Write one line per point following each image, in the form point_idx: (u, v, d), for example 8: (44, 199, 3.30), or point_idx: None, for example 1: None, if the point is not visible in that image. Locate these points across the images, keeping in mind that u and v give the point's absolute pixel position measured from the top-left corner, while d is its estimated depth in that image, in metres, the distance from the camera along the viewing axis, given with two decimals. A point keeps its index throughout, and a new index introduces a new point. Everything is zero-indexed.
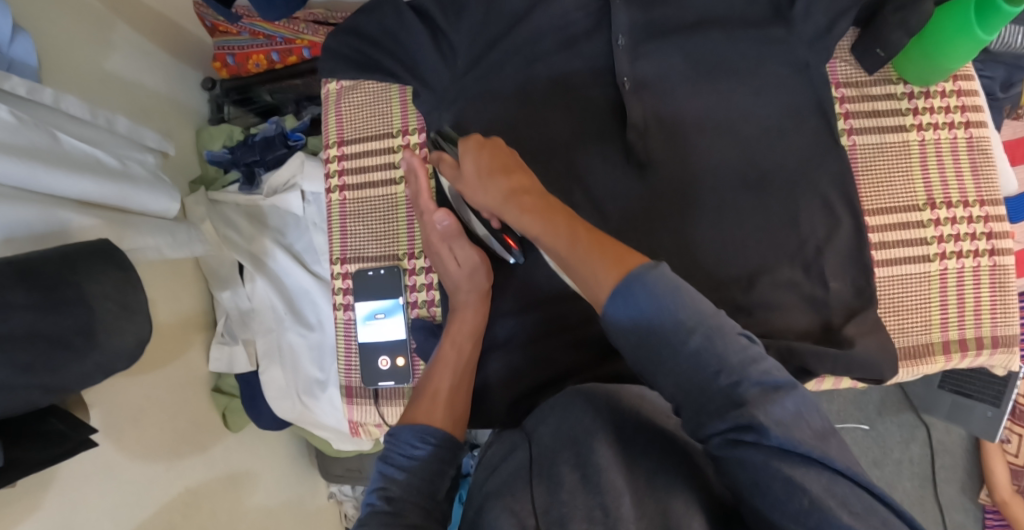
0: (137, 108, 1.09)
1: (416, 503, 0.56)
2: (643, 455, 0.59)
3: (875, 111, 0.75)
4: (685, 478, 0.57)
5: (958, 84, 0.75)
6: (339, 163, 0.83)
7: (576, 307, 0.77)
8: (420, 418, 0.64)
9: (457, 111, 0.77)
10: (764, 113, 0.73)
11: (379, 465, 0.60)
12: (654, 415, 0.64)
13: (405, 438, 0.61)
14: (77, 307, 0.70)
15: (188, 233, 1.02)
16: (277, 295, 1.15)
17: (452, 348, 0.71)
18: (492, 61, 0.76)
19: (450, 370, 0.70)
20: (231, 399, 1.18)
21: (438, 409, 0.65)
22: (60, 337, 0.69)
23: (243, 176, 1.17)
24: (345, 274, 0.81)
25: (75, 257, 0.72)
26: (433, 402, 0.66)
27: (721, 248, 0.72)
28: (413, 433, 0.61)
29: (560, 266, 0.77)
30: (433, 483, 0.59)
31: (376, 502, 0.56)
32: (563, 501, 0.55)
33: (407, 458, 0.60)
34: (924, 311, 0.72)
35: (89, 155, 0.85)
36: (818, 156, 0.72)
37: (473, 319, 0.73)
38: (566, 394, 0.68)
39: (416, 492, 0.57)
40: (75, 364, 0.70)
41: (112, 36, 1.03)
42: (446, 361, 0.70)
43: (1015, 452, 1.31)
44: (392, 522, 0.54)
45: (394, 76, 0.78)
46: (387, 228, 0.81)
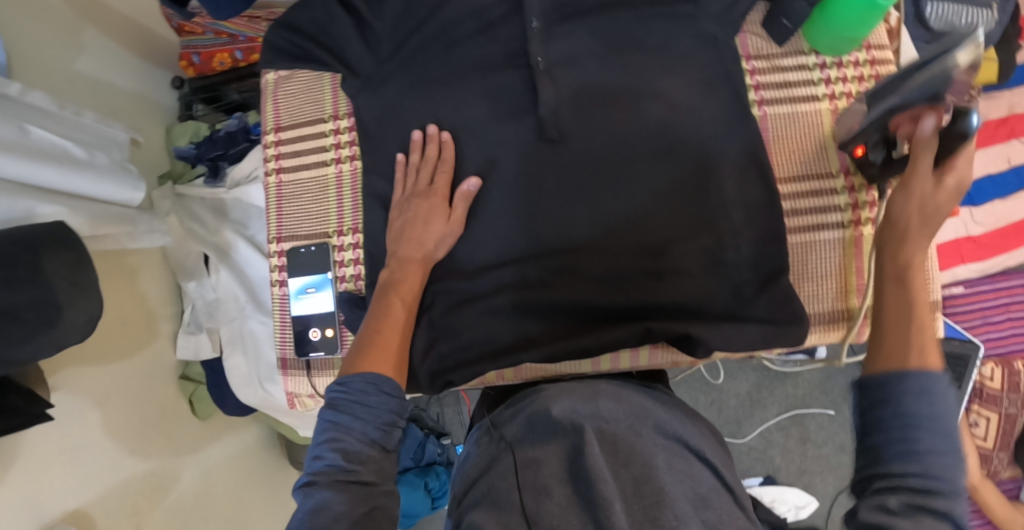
0: (105, 105, 1.13)
1: (372, 457, 0.59)
2: (640, 448, 0.59)
3: (786, 82, 0.78)
4: (675, 479, 0.56)
5: (872, 53, 0.78)
6: (276, 148, 0.87)
7: (489, 276, 0.78)
8: (369, 367, 0.65)
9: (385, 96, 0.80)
10: (678, 88, 0.75)
11: (328, 412, 0.62)
12: (635, 417, 0.63)
13: (361, 389, 0.63)
14: (30, 287, 0.76)
15: (150, 222, 1.06)
16: (240, 285, 1.19)
17: (401, 306, 0.73)
18: (414, 47, 0.79)
19: (399, 330, 0.71)
20: (198, 385, 1.21)
21: (388, 363, 0.67)
22: (11, 310, 0.73)
23: (208, 170, 1.21)
24: (280, 252, 0.85)
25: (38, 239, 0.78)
26: (385, 355, 0.67)
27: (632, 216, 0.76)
28: (363, 381, 0.63)
29: (481, 239, 0.79)
30: (387, 435, 0.61)
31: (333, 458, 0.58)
32: (552, 513, 0.54)
33: (362, 409, 0.61)
34: (840, 277, 0.75)
35: (58, 146, 0.90)
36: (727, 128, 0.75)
37: (417, 281, 0.75)
38: (558, 400, 0.65)
39: (369, 444, 0.60)
40: (30, 340, 0.74)
41: (82, 37, 1.08)
42: (396, 319, 0.72)
43: (983, 436, 1.31)
44: (346, 479, 0.56)
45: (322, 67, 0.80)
46: (318, 208, 0.84)
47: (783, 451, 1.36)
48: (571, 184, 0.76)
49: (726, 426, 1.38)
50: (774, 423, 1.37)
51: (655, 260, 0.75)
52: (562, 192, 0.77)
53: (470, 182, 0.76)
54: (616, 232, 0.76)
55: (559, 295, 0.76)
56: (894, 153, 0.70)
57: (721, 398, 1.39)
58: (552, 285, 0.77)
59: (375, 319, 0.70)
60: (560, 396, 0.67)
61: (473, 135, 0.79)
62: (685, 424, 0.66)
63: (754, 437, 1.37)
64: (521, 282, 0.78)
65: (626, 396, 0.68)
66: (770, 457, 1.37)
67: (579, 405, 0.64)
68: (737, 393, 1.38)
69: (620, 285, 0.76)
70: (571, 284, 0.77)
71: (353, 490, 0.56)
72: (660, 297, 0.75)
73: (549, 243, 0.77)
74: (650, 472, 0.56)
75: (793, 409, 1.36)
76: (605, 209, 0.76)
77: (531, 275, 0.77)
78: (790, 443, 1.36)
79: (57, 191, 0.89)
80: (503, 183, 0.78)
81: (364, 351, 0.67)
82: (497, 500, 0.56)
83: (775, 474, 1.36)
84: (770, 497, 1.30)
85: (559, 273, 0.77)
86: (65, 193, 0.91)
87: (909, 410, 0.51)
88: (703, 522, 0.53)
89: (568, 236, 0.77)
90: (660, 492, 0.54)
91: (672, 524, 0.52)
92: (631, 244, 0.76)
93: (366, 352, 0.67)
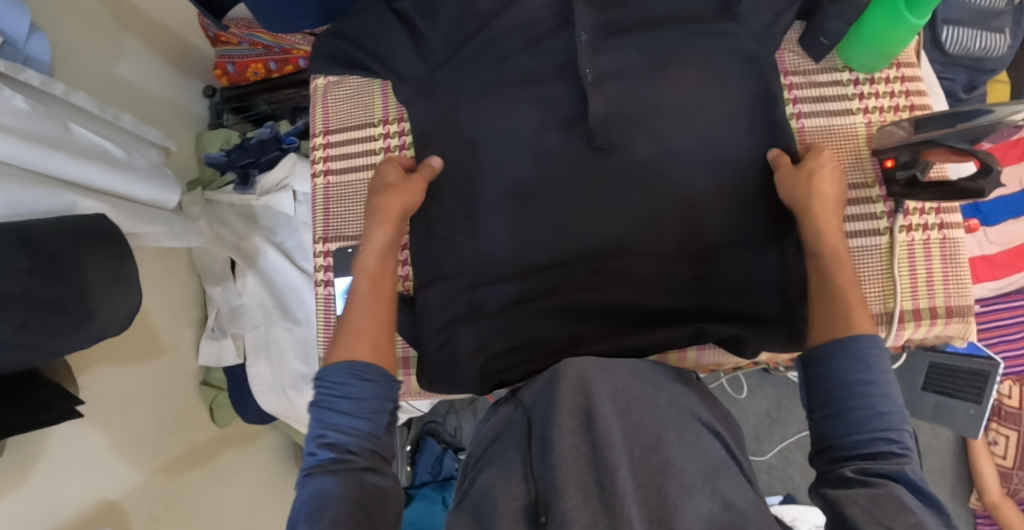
0: (140, 111, 1.15)
1: (364, 447, 0.60)
2: (651, 418, 0.58)
3: (822, 96, 0.81)
4: (685, 449, 0.55)
5: (902, 70, 0.81)
6: (324, 150, 0.89)
7: (541, 278, 0.80)
8: (344, 356, 0.64)
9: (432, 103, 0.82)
10: (722, 100, 0.77)
11: (313, 410, 0.62)
12: (650, 389, 0.63)
13: (337, 379, 0.62)
14: (68, 281, 0.75)
15: (186, 226, 1.07)
16: (266, 291, 1.19)
17: (366, 280, 0.72)
18: (462, 56, 0.81)
19: (372, 306, 0.69)
20: (219, 393, 1.19)
21: (365, 347, 0.65)
22: (55, 303, 0.73)
23: (237, 177, 1.21)
24: (325, 252, 0.85)
25: (80, 234, 0.78)
26: (361, 340, 0.66)
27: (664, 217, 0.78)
28: (341, 374, 0.62)
29: (530, 238, 0.80)
30: (374, 423, 0.61)
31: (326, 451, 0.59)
32: (556, 469, 0.53)
33: (343, 401, 0.61)
34: (877, 283, 0.76)
35: (97, 145, 0.91)
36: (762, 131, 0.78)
37: (381, 241, 0.74)
38: (573, 364, 0.64)
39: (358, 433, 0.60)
40: (69, 332, 0.74)
41: (121, 44, 1.10)
42: (360, 293, 0.70)
43: (1002, 454, 1.33)
44: (337, 473, 0.57)
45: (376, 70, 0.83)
46: (363, 210, 0.84)
47: (803, 470, 1.36)
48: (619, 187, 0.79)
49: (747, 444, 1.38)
50: (794, 442, 1.37)
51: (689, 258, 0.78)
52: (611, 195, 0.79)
53: (431, 160, 0.80)
54: (649, 232, 0.78)
55: (610, 295, 0.78)
56: (918, 175, 0.73)
57: (741, 415, 1.39)
58: (582, 282, 0.80)
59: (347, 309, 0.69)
60: (577, 361, 0.65)
61: (518, 142, 0.81)
62: (699, 401, 0.67)
63: (774, 455, 1.37)
64: (572, 284, 0.80)
65: (643, 372, 0.67)
66: (790, 476, 1.36)
67: (596, 369, 0.62)
68: (756, 411, 1.38)
69: (655, 284, 0.78)
70: (621, 286, 0.79)
71: (347, 478, 0.57)
72: (698, 300, 0.77)
73: (598, 244, 0.79)
74: (660, 441, 0.55)
75: None
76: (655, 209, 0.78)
77: (580, 276, 0.80)
78: (810, 462, 1.36)
79: (95, 190, 0.89)
80: (548, 188, 0.80)
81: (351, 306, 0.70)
82: (506, 459, 0.61)
83: (795, 493, 1.35)
84: (791, 515, 1.26)
85: (607, 274, 0.79)
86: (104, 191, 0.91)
87: (860, 399, 0.58)
88: (714, 491, 0.53)
89: (598, 235, 0.79)
90: (667, 461, 0.53)
91: (678, 494, 0.51)
92: (673, 245, 0.78)
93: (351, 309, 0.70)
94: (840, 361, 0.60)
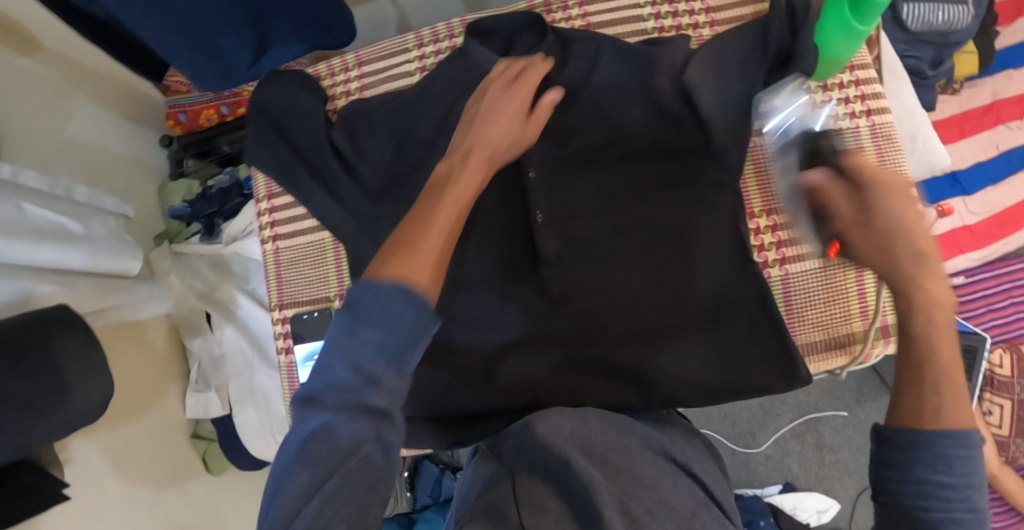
0: (97, 172, 1.13)
1: (376, 378, 0.42)
2: (629, 465, 0.57)
3: (773, 110, 0.78)
4: (672, 497, 0.55)
5: (856, 73, 0.78)
6: (270, 215, 0.83)
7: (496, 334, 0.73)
8: (396, 274, 0.46)
9: (381, 167, 0.78)
10: (674, 125, 0.74)
11: (337, 321, 0.45)
12: (621, 435, 0.62)
13: (405, 297, 0.44)
14: (44, 374, 0.76)
15: (149, 290, 1.10)
16: (244, 339, 1.18)
17: (452, 208, 0.54)
18: (397, 105, 0.79)
19: (445, 230, 0.52)
20: (210, 443, 1.21)
21: (427, 272, 0.47)
22: (27, 399, 0.73)
23: (203, 226, 1.21)
24: (283, 319, 0.83)
25: (46, 326, 0.78)
26: (423, 263, 0.48)
27: (553, 303, 0.72)
28: (386, 294, 0.44)
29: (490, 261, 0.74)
30: (407, 356, 0.44)
31: (314, 422, 0.42)
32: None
33: (377, 330, 0.43)
34: (842, 302, 0.74)
35: (53, 223, 0.91)
36: (621, 199, 0.74)
37: (474, 184, 0.58)
38: (545, 418, 0.60)
39: (354, 479, 0.40)
40: (42, 428, 0.74)
41: (70, 103, 1.09)
42: (441, 216, 0.53)
43: (998, 423, 1.31)
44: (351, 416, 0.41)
45: (308, 196, 0.78)
46: (315, 277, 0.82)
47: (800, 458, 1.36)
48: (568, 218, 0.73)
49: (741, 438, 1.38)
50: (789, 431, 1.37)
51: (595, 326, 0.71)
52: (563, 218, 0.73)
53: (554, 93, 0.67)
54: (552, 324, 0.72)
55: (572, 334, 0.71)
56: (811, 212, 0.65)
57: (735, 410, 1.39)
58: (475, 382, 0.72)
59: (411, 219, 0.51)
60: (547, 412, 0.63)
61: None
62: (676, 441, 0.65)
63: (770, 446, 1.37)
64: (534, 331, 0.72)
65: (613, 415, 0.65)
66: (788, 465, 1.36)
67: (567, 420, 0.61)
68: (749, 405, 1.38)
69: (598, 337, 0.70)
70: (582, 321, 0.71)
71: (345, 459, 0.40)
72: (612, 354, 0.69)
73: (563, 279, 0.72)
74: (640, 492, 0.54)
75: (805, 415, 1.36)
76: (614, 229, 0.73)
77: (538, 323, 0.72)
78: (807, 450, 1.36)
79: (55, 271, 0.90)
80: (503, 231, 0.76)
81: (396, 239, 0.50)
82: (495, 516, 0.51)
83: (794, 481, 1.36)
84: (790, 504, 1.28)
85: (563, 319, 0.72)
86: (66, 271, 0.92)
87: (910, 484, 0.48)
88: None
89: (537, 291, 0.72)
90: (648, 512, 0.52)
91: None
92: (634, 276, 0.71)
93: (395, 242, 0.49)
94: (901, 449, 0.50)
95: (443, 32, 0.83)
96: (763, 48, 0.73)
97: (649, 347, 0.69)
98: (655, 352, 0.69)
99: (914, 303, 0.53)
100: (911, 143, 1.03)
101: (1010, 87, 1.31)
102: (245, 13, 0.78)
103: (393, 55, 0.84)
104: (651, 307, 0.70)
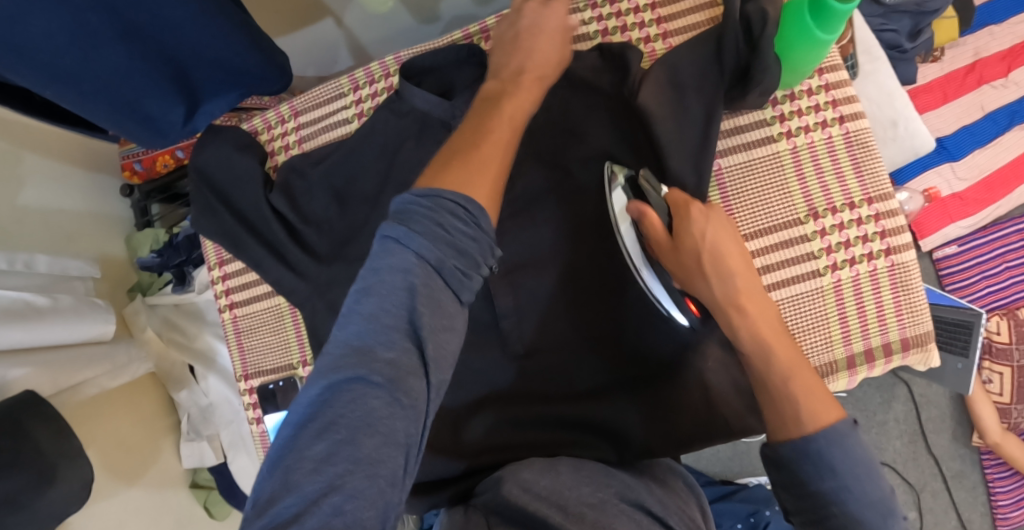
0: (59, 236, 1.11)
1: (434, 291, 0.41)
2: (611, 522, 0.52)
3: (737, 127, 0.74)
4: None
5: (825, 77, 0.74)
6: (224, 283, 0.83)
7: (465, 393, 0.73)
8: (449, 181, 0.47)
9: (329, 228, 0.75)
10: (627, 160, 0.71)
11: (395, 228, 0.42)
12: (593, 484, 0.57)
13: (466, 230, 0.43)
14: (28, 469, 0.76)
15: (127, 352, 1.05)
16: (229, 388, 1.19)
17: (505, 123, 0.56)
18: (339, 159, 0.76)
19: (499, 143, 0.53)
20: (210, 491, 1.22)
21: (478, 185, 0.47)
22: (8, 500, 0.72)
23: (174, 276, 1.18)
24: (250, 389, 0.83)
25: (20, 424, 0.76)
26: (477, 170, 0.48)
27: (519, 354, 0.72)
28: (449, 206, 0.44)
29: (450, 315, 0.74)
30: (462, 285, 0.43)
31: (348, 373, 0.38)
32: None
33: (443, 241, 0.42)
34: (824, 328, 0.72)
35: (18, 300, 0.85)
36: (580, 242, 0.72)
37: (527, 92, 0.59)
38: (516, 474, 0.57)
39: (391, 443, 0.37)
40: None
41: (21, 169, 1.04)
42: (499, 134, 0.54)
43: (999, 391, 1.28)
44: (381, 329, 0.40)
45: (258, 262, 0.76)
46: (276, 344, 0.81)
47: None
48: (525, 266, 0.72)
49: None
50: None
51: (561, 375, 0.71)
52: (522, 265, 0.73)
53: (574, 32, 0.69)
54: (521, 379, 0.72)
55: (538, 386, 0.71)
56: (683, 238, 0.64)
57: None
58: (441, 445, 0.71)
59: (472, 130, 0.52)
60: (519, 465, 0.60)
61: None
62: (660, 490, 0.59)
63: None
64: (504, 384, 0.72)
65: (586, 464, 0.61)
66: None
67: (540, 475, 0.57)
68: None
69: (568, 385, 0.71)
70: (546, 371, 0.71)
71: (373, 387, 0.38)
72: (578, 410, 0.69)
73: (531, 334, 0.72)
74: None
75: None
76: (578, 273, 0.71)
77: (506, 377, 0.72)
78: None
79: (27, 352, 0.85)
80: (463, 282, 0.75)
81: (449, 159, 0.50)
82: None
83: None
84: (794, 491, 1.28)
85: (532, 371, 0.72)
86: (39, 349, 0.88)
87: (827, 485, 0.49)
88: None
89: (501, 345, 0.72)
90: None
91: None
92: (593, 323, 0.71)
93: (445, 161, 0.50)
94: (801, 457, 0.50)
95: (378, 71, 0.80)
96: (719, 68, 0.69)
97: (616, 391, 0.69)
98: (627, 397, 0.69)
99: (738, 326, 0.56)
100: (892, 127, 0.99)
101: (991, 44, 1.25)
102: (171, 71, 0.66)
103: (330, 101, 0.81)
104: (602, 359, 0.70)
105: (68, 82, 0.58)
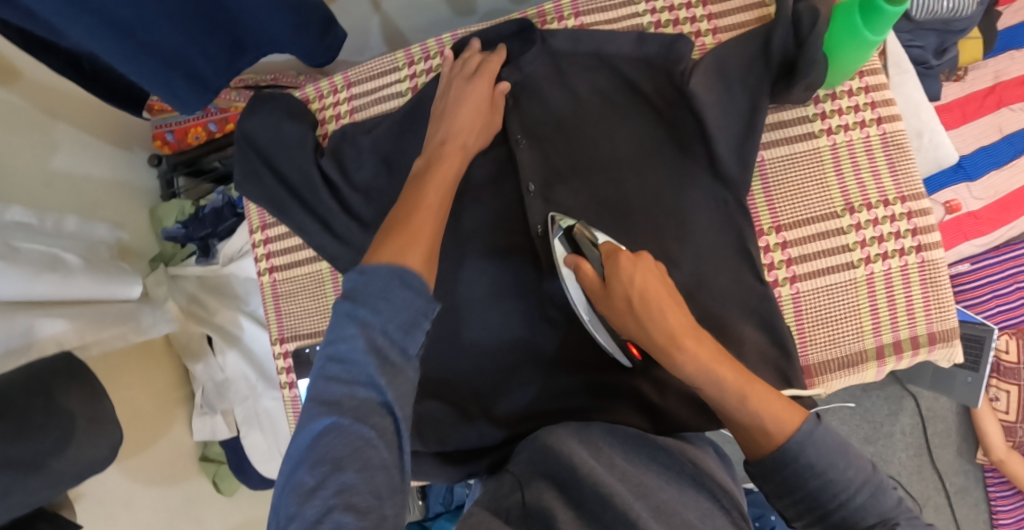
0: (85, 201, 1.10)
1: (377, 352, 0.46)
2: (657, 486, 0.53)
3: (780, 122, 0.76)
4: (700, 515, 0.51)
5: (865, 80, 0.76)
6: (265, 247, 0.85)
7: (499, 364, 0.75)
8: (397, 253, 0.51)
9: (376, 195, 0.77)
10: (672, 144, 0.74)
11: (345, 304, 0.48)
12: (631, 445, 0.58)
13: (405, 294, 0.48)
14: (54, 428, 0.75)
15: (152, 314, 1.04)
16: (247, 364, 1.17)
17: (442, 191, 0.62)
18: (391, 129, 0.78)
19: (434, 210, 0.58)
20: (220, 465, 1.21)
21: (425, 243, 0.54)
22: (33, 456, 0.71)
23: (198, 249, 1.19)
24: (285, 352, 0.85)
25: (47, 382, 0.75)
26: (420, 237, 0.54)
27: (554, 323, 0.74)
28: (386, 270, 0.49)
29: (491, 282, 0.76)
30: (408, 337, 0.47)
31: (327, 422, 0.45)
32: None
33: (387, 303, 0.48)
34: (854, 320, 0.74)
35: (45, 252, 0.84)
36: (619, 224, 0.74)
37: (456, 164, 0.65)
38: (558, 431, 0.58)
39: (371, 468, 0.42)
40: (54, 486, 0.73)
41: (53, 132, 1.04)
42: (432, 202, 0.60)
43: (1005, 409, 1.31)
44: (342, 385, 0.46)
45: (301, 226, 0.77)
46: (315, 309, 0.83)
47: None
48: None
49: None
50: None
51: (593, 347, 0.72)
52: None
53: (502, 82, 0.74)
54: (550, 349, 0.74)
55: (575, 359, 0.73)
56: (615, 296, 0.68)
57: None
58: (471, 415, 0.72)
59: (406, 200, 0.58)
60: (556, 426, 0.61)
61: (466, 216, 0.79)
62: (706, 460, 0.59)
63: None
64: (539, 360, 0.74)
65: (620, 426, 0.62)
66: None
67: (573, 432, 0.58)
68: None
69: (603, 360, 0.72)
70: (577, 343, 0.73)
71: (347, 439, 0.43)
72: (611, 381, 0.71)
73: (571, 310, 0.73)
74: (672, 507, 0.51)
75: None
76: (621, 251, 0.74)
77: (535, 348, 0.74)
78: None
79: (59, 306, 0.84)
80: (503, 256, 0.76)
81: (388, 230, 0.55)
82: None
83: None
84: None
85: (568, 340, 0.73)
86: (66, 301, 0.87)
87: None
88: None
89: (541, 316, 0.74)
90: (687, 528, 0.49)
91: None
92: None
93: (391, 226, 0.56)
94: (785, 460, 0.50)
95: (433, 49, 0.82)
96: (767, 60, 0.71)
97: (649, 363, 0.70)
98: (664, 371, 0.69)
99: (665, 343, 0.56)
100: (918, 138, 1.01)
101: (1011, 68, 1.29)
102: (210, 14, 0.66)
103: (383, 75, 0.83)
104: None
105: (118, 29, 0.58)
